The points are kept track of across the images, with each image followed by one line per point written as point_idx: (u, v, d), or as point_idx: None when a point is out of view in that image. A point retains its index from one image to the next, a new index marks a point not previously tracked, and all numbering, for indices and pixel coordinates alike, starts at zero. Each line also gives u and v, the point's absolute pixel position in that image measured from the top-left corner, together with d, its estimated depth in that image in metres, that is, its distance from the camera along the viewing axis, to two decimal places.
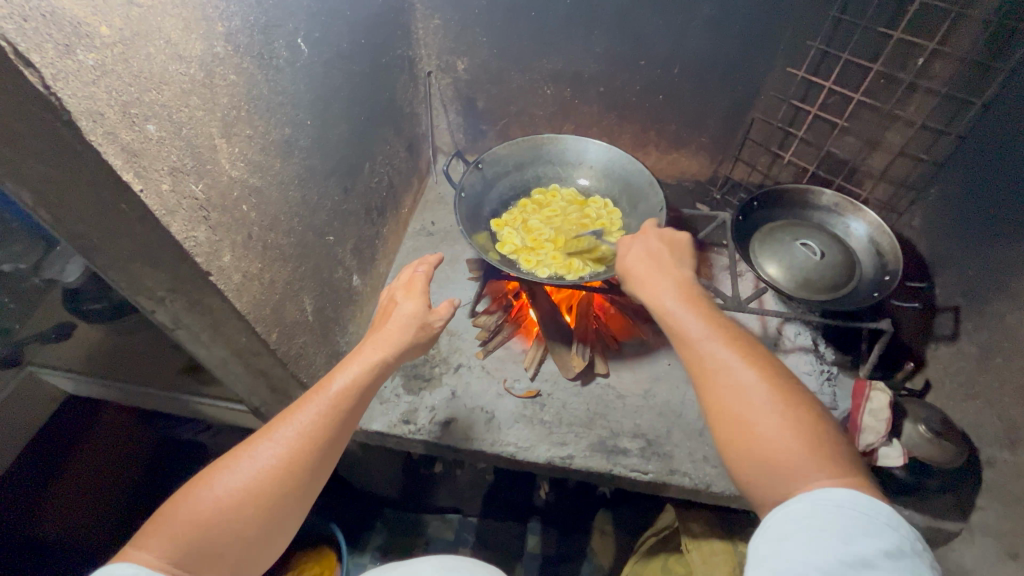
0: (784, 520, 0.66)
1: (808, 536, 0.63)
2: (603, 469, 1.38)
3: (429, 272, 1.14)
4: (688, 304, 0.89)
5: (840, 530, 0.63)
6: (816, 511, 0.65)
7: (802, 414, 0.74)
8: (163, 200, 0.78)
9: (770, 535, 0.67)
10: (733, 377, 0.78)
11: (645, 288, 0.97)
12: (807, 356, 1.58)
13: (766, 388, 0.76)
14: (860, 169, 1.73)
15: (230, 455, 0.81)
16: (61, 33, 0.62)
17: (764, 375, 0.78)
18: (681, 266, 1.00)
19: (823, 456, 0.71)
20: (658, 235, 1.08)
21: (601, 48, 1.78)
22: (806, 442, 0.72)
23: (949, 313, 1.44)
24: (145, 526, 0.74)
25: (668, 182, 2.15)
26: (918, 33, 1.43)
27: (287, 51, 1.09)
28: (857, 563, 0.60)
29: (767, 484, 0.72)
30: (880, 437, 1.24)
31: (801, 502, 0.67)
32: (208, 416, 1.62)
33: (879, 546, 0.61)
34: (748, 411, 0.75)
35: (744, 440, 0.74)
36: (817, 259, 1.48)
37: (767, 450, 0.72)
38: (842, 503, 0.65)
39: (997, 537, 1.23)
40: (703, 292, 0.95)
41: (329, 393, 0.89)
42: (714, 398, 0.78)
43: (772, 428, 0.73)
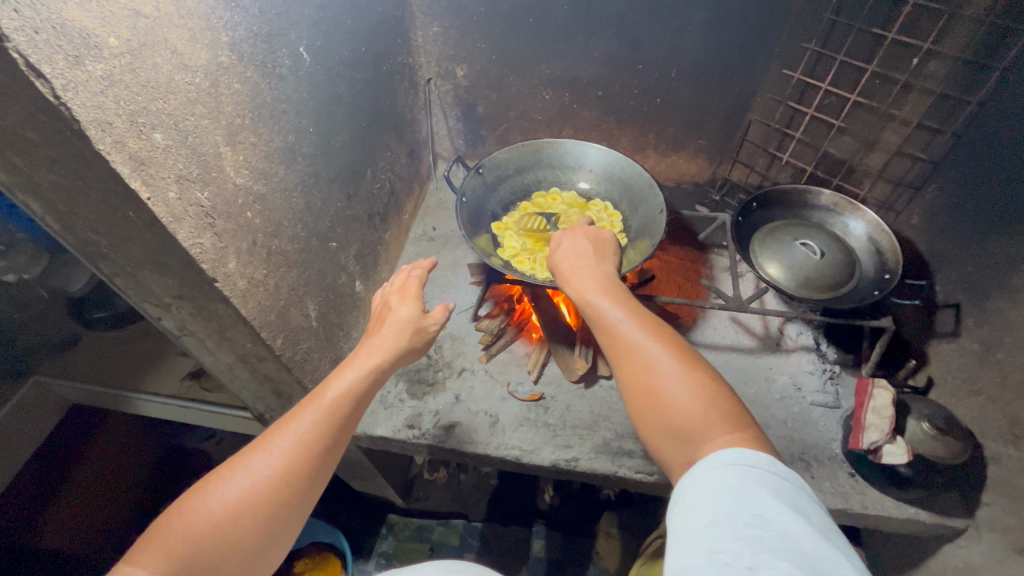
0: (686, 493, 0.69)
1: (708, 502, 0.66)
2: (608, 471, 1.38)
3: (422, 276, 1.15)
4: (603, 293, 0.93)
5: (736, 488, 0.66)
6: (711, 476, 0.68)
7: (703, 382, 0.79)
8: (170, 207, 0.79)
9: (680, 513, 0.68)
10: (644, 353, 0.82)
11: (570, 283, 1.00)
12: (809, 355, 1.58)
13: (673, 362, 0.81)
14: (858, 169, 1.74)
15: (223, 467, 0.81)
16: (70, 44, 0.63)
17: (669, 349, 0.82)
18: (601, 260, 1.04)
19: (723, 416, 0.75)
20: (586, 232, 1.11)
21: (599, 52, 1.80)
22: (707, 404, 0.76)
23: (950, 309, 1.45)
24: (140, 541, 0.75)
25: (668, 185, 2.17)
26: (913, 33, 1.44)
27: (290, 59, 1.10)
28: (752, 515, 0.62)
29: (680, 453, 0.76)
30: (884, 434, 1.24)
31: (699, 470, 0.71)
32: (211, 425, 1.58)
33: (767, 494, 0.65)
34: (661, 381, 0.79)
35: (659, 409, 0.78)
36: (817, 258, 1.49)
37: (678, 417, 0.76)
38: (731, 460, 0.69)
39: (1003, 533, 1.22)
40: (620, 283, 0.99)
41: (324, 402, 0.88)
42: (629, 376, 0.82)
43: (678, 394, 0.78)
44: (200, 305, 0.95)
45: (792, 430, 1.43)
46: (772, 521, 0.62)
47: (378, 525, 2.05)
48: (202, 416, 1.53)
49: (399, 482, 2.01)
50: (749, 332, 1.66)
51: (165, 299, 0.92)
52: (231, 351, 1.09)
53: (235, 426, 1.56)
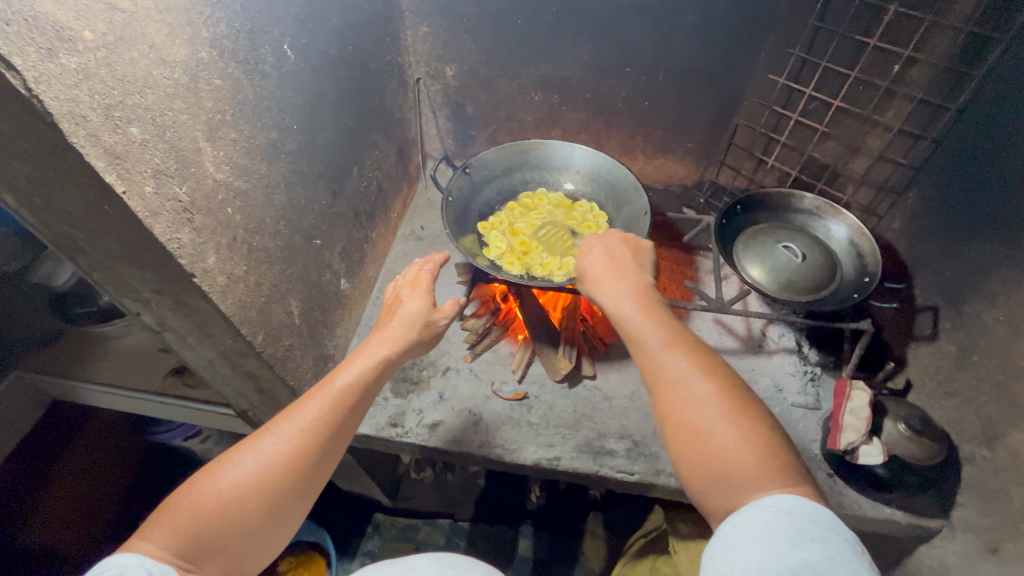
0: (738, 527, 0.71)
1: (759, 544, 0.68)
2: (590, 471, 1.39)
3: (434, 270, 1.15)
4: (646, 313, 0.93)
5: (789, 536, 0.67)
6: (767, 518, 0.70)
7: (751, 421, 0.80)
8: (147, 201, 0.79)
9: (728, 544, 0.71)
10: (687, 388, 0.84)
11: (602, 291, 1.00)
12: (791, 357, 1.60)
13: (718, 398, 0.82)
14: (842, 173, 1.76)
15: (234, 448, 0.82)
16: (43, 37, 0.63)
17: (716, 387, 0.83)
18: (642, 271, 1.04)
19: (769, 461, 0.76)
20: (621, 236, 1.11)
21: (587, 54, 1.81)
22: (752, 448, 0.77)
23: (928, 313, 1.47)
24: (152, 516, 0.76)
25: (655, 187, 2.18)
26: (894, 41, 1.46)
27: (274, 56, 1.10)
28: (803, 566, 0.64)
29: (720, 489, 0.77)
30: (859, 435, 1.26)
31: (753, 509, 0.72)
32: (194, 420, 1.57)
33: (823, 551, 0.66)
34: (705, 421, 0.80)
35: (700, 447, 0.79)
36: (799, 261, 1.50)
37: (720, 456, 0.77)
38: (788, 509, 0.70)
39: (977, 533, 1.24)
40: (658, 297, 0.99)
41: (332, 389, 0.90)
42: (672, 407, 0.83)
43: (722, 435, 0.79)
44: (179, 300, 0.95)
45: None
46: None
47: (364, 525, 2.04)
48: (184, 412, 1.53)
49: (386, 481, 2.01)
50: (732, 334, 1.68)
51: (144, 293, 0.91)
52: (211, 347, 1.09)
53: (218, 422, 1.56)
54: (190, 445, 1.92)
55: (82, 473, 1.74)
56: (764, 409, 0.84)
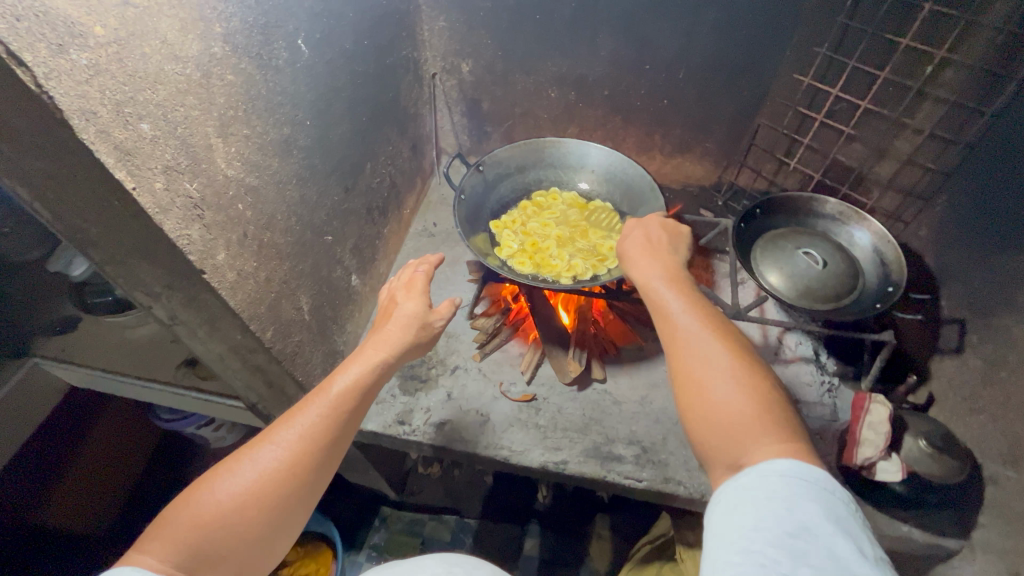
0: (734, 492, 0.68)
1: (755, 507, 0.65)
2: (597, 476, 1.37)
3: (429, 272, 1.13)
4: (668, 285, 0.92)
5: (786, 498, 0.65)
6: (763, 481, 0.67)
7: (758, 382, 0.77)
8: (157, 197, 0.79)
9: (724, 510, 0.68)
10: (698, 346, 0.81)
11: (637, 263, 0.99)
12: (808, 366, 1.55)
13: (729, 358, 0.79)
14: (867, 177, 1.70)
15: (230, 459, 0.82)
16: (54, 32, 0.63)
17: (727, 348, 0.80)
18: (676, 252, 1.02)
19: (777, 423, 0.72)
20: (661, 222, 1.08)
21: (606, 51, 1.77)
22: (760, 410, 0.73)
23: (954, 325, 1.42)
24: (149, 530, 0.75)
25: (673, 187, 2.14)
26: (927, 41, 1.40)
27: (288, 52, 1.10)
28: (799, 529, 0.62)
29: (722, 441, 0.73)
30: (878, 451, 1.21)
31: (749, 472, 0.69)
32: (201, 410, 1.59)
33: (820, 511, 0.63)
34: (712, 381, 0.77)
35: (706, 407, 0.76)
36: (820, 268, 1.46)
37: (727, 417, 0.74)
38: (786, 470, 0.67)
39: (998, 556, 1.19)
40: (686, 275, 0.96)
41: (329, 394, 0.90)
42: (681, 368, 0.81)
43: (729, 396, 0.75)
44: (190, 296, 0.91)
45: None
46: (819, 540, 0.61)
47: (371, 517, 2.06)
48: (193, 402, 1.55)
49: (394, 475, 2.02)
50: (747, 340, 1.64)
51: (154, 290, 0.86)
52: None
53: (225, 413, 1.57)
54: (202, 434, 1.94)
55: (99, 456, 1.81)
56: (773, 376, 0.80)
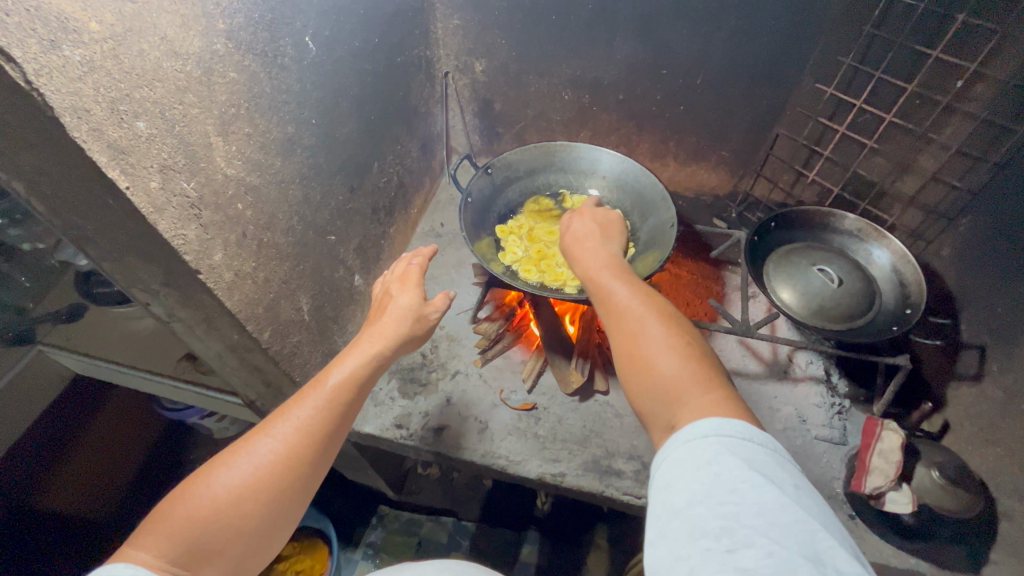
0: (664, 473, 0.63)
1: (683, 480, 0.60)
2: (595, 490, 1.34)
3: (423, 265, 1.11)
4: (608, 273, 0.90)
5: (710, 461, 0.60)
6: (688, 451, 0.62)
7: (691, 351, 0.75)
8: (152, 197, 0.77)
9: (658, 499, 0.62)
10: (633, 322, 0.79)
11: (579, 262, 0.97)
12: (818, 387, 1.50)
13: (662, 330, 0.77)
14: (889, 193, 1.65)
15: (225, 452, 0.79)
16: (45, 28, 0.61)
17: (657, 318, 0.79)
18: (613, 245, 1.00)
19: (708, 383, 0.70)
20: (592, 217, 1.07)
21: (623, 54, 1.73)
22: (696, 373, 0.71)
23: (975, 352, 1.36)
24: (141, 526, 0.70)
25: (686, 195, 2.09)
26: (959, 53, 1.34)
27: (294, 49, 1.07)
28: (726, 491, 0.57)
29: (660, 412, 0.71)
30: (887, 481, 1.17)
31: (675, 444, 0.65)
32: (202, 403, 1.58)
33: (742, 465, 0.59)
34: (649, 352, 0.75)
35: (643, 376, 0.74)
36: (835, 286, 1.41)
37: (662, 384, 0.72)
38: (703, 431, 0.63)
39: None
40: (625, 264, 0.95)
41: (325, 388, 0.88)
42: (621, 342, 0.79)
43: (667, 363, 0.73)
44: (186, 294, 0.90)
45: None
46: (748, 496, 0.56)
47: (368, 516, 2.05)
48: (194, 395, 1.54)
49: (392, 475, 2.01)
50: (756, 357, 1.59)
51: (153, 287, 0.86)
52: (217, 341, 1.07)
53: (225, 408, 1.57)
54: (203, 425, 1.95)
55: (101, 445, 1.83)
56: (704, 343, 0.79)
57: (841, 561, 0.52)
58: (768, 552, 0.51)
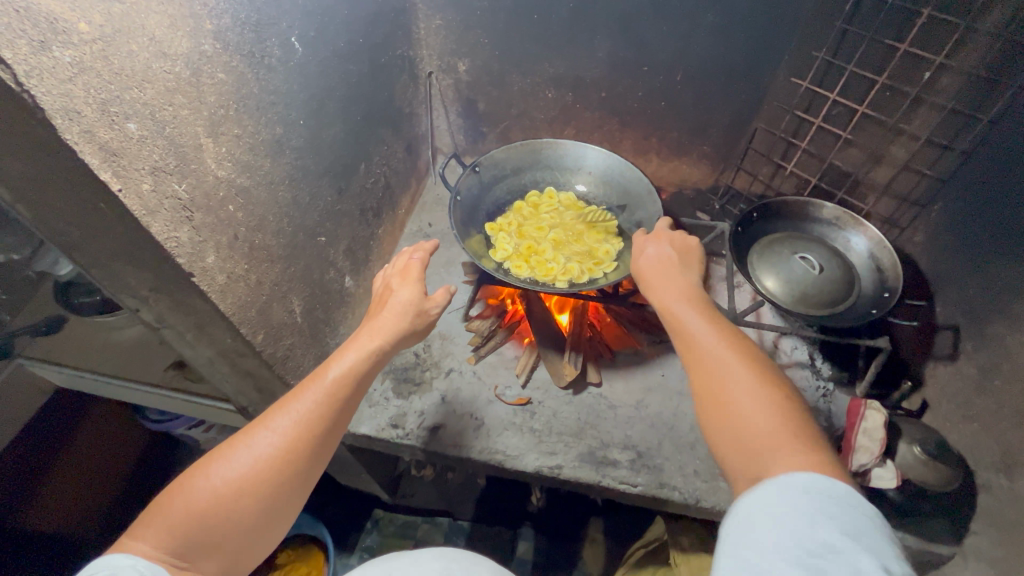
0: (749, 511, 0.63)
1: (772, 520, 0.61)
2: (592, 481, 1.36)
3: (425, 258, 1.11)
4: (685, 301, 0.92)
5: (806, 513, 0.60)
6: (782, 499, 0.62)
7: (782, 397, 0.74)
8: (144, 200, 0.77)
9: (740, 527, 0.63)
10: (717, 361, 0.79)
11: (654, 290, 0.98)
12: (803, 371, 1.55)
13: (749, 375, 0.76)
14: (863, 182, 1.70)
15: (224, 445, 0.80)
16: (35, 29, 0.60)
17: (744, 360, 0.79)
18: (688, 272, 1.00)
19: (803, 441, 0.69)
20: (669, 240, 1.08)
21: (604, 53, 1.76)
22: (790, 428, 0.70)
23: (949, 332, 1.42)
24: (142, 516, 0.73)
25: (669, 190, 2.13)
26: (926, 46, 1.40)
27: (280, 50, 1.07)
28: (819, 547, 0.57)
29: (746, 462, 0.70)
30: (873, 458, 1.21)
31: (767, 485, 0.65)
32: (190, 411, 1.56)
33: (844, 531, 0.58)
34: (732, 394, 0.75)
35: (726, 419, 0.74)
36: (816, 273, 1.45)
37: (749, 433, 0.71)
38: (804, 486, 0.63)
39: (990, 564, 1.20)
40: (705, 294, 0.96)
41: (325, 382, 0.88)
42: (704, 380, 0.79)
43: (752, 408, 0.73)
44: (177, 300, 0.88)
45: None
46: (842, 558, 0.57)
47: (362, 520, 2.03)
48: (184, 404, 1.51)
49: (386, 477, 2.00)
50: None
51: (143, 292, 0.82)
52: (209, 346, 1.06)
53: (217, 415, 1.54)
54: (190, 435, 1.91)
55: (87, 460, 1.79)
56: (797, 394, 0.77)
57: None
58: None
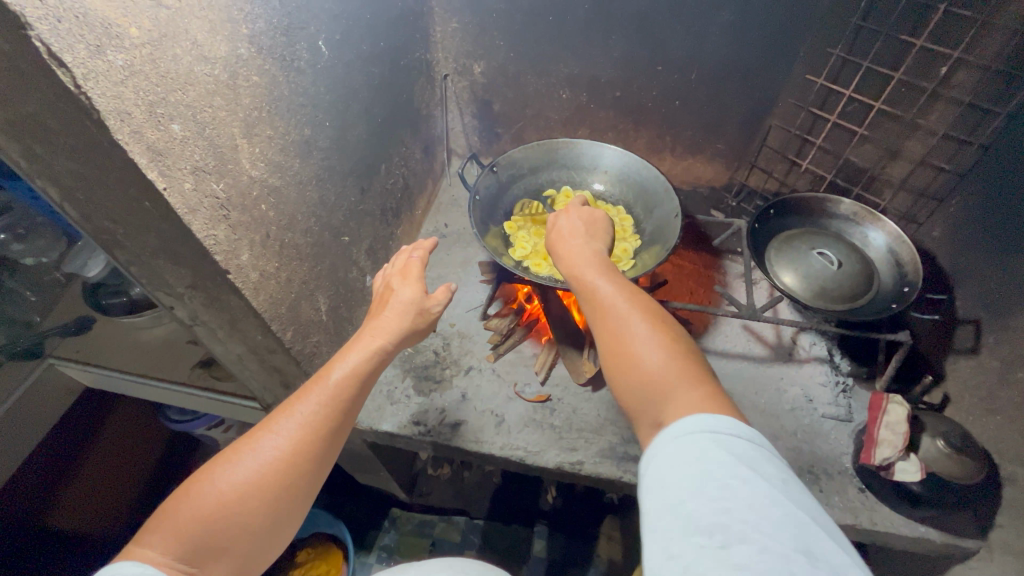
0: (655, 467, 0.65)
1: (676, 477, 0.62)
2: (613, 476, 1.37)
3: (424, 257, 1.11)
4: (591, 269, 0.91)
5: (699, 457, 0.63)
6: (681, 448, 0.64)
7: (675, 343, 0.78)
8: (186, 198, 0.79)
9: (649, 495, 0.64)
10: (618, 318, 0.81)
11: (562, 257, 0.98)
12: (822, 367, 1.57)
13: (646, 325, 0.79)
14: (879, 178, 1.71)
15: (229, 449, 0.80)
16: (92, 34, 0.63)
17: (644, 315, 0.81)
18: (600, 239, 1.01)
19: (694, 378, 0.72)
20: (580, 211, 1.07)
21: (619, 53, 1.78)
22: (682, 369, 0.73)
23: (970, 326, 1.42)
24: (147, 523, 0.73)
25: (683, 188, 2.14)
26: (941, 40, 1.40)
27: (309, 53, 1.10)
28: (720, 487, 0.59)
29: (646, 407, 0.73)
30: (897, 451, 1.21)
31: (666, 439, 0.67)
32: (212, 408, 1.58)
33: (736, 462, 0.61)
34: (635, 346, 0.77)
35: (629, 372, 0.76)
36: (834, 268, 1.46)
37: (648, 379, 0.74)
38: (697, 427, 0.65)
39: (1018, 556, 1.20)
40: (609, 259, 0.96)
41: (329, 383, 0.88)
42: (606, 339, 0.81)
43: (651, 356, 0.75)
44: (213, 296, 0.92)
45: (801, 442, 1.42)
46: (741, 493, 0.59)
47: (379, 518, 2.05)
48: (208, 402, 1.53)
49: (404, 475, 2.01)
50: (761, 341, 1.65)
51: (178, 288, 0.86)
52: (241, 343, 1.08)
53: (241, 413, 1.56)
54: (210, 434, 1.94)
55: (107, 457, 1.80)
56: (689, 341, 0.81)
57: (830, 553, 0.55)
58: (763, 549, 0.54)
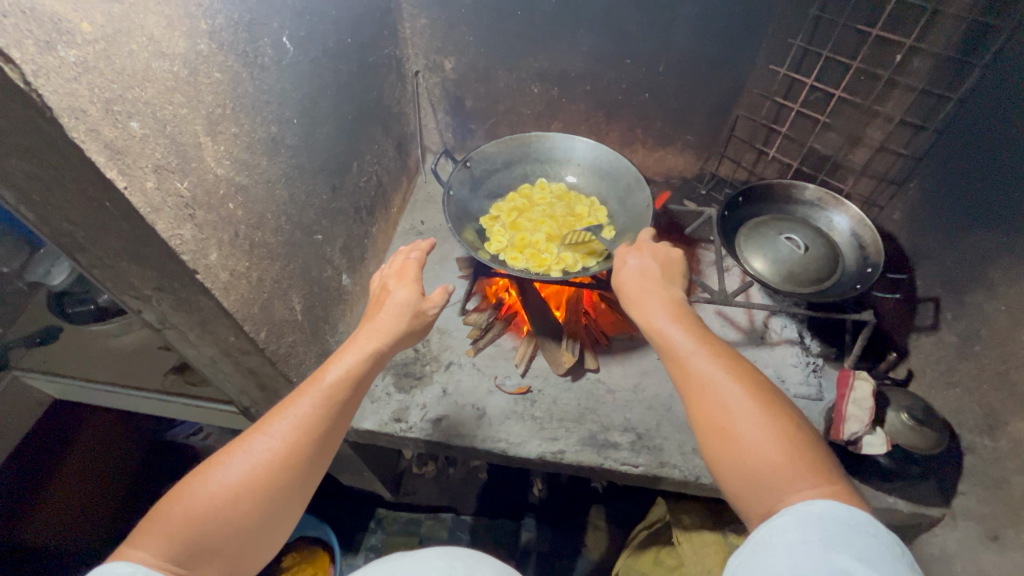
0: (770, 534, 0.67)
1: (790, 548, 0.64)
2: (594, 463, 1.39)
3: (422, 258, 1.13)
4: (673, 321, 0.94)
5: (820, 540, 0.64)
6: (800, 524, 0.66)
7: (785, 425, 0.77)
8: (148, 196, 0.77)
9: (756, 553, 0.67)
10: (716, 391, 0.81)
11: (636, 306, 1.01)
12: (793, 348, 1.60)
13: (750, 401, 0.79)
14: (843, 165, 1.76)
15: (223, 451, 0.79)
16: (41, 29, 0.62)
17: (744, 387, 0.81)
18: (672, 286, 1.03)
19: (810, 469, 0.72)
20: (655, 253, 1.11)
21: (587, 46, 1.79)
22: (801, 459, 0.73)
23: (930, 303, 1.47)
24: (141, 524, 0.72)
25: (657, 179, 2.17)
26: (895, 30, 1.45)
27: (272, 49, 1.09)
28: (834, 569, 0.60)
29: (754, 493, 0.74)
30: (864, 425, 1.24)
31: (784, 515, 0.68)
32: (188, 415, 1.54)
33: (857, 552, 0.62)
34: (739, 426, 0.77)
35: (733, 453, 0.76)
36: (802, 253, 1.50)
37: (759, 466, 0.74)
38: (821, 513, 0.66)
39: (979, 521, 1.25)
40: (687, 309, 0.98)
41: (323, 384, 0.88)
42: (703, 415, 0.81)
43: (757, 441, 0.75)
44: (180, 297, 0.92)
45: None
46: None
47: (364, 520, 2.03)
48: (186, 410, 1.50)
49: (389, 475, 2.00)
50: (734, 325, 1.69)
51: (145, 291, 0.90)
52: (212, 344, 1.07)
53: (220, 418, 1.54)
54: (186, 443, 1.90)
55: (82, 472, 1.74)
56: (796, 412, 0.81)
57: None
58: None
